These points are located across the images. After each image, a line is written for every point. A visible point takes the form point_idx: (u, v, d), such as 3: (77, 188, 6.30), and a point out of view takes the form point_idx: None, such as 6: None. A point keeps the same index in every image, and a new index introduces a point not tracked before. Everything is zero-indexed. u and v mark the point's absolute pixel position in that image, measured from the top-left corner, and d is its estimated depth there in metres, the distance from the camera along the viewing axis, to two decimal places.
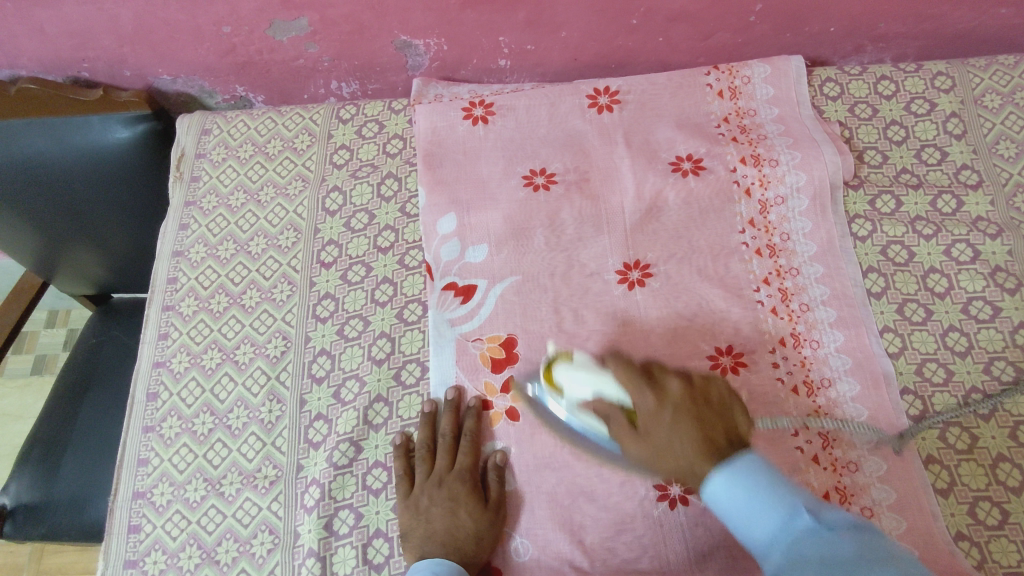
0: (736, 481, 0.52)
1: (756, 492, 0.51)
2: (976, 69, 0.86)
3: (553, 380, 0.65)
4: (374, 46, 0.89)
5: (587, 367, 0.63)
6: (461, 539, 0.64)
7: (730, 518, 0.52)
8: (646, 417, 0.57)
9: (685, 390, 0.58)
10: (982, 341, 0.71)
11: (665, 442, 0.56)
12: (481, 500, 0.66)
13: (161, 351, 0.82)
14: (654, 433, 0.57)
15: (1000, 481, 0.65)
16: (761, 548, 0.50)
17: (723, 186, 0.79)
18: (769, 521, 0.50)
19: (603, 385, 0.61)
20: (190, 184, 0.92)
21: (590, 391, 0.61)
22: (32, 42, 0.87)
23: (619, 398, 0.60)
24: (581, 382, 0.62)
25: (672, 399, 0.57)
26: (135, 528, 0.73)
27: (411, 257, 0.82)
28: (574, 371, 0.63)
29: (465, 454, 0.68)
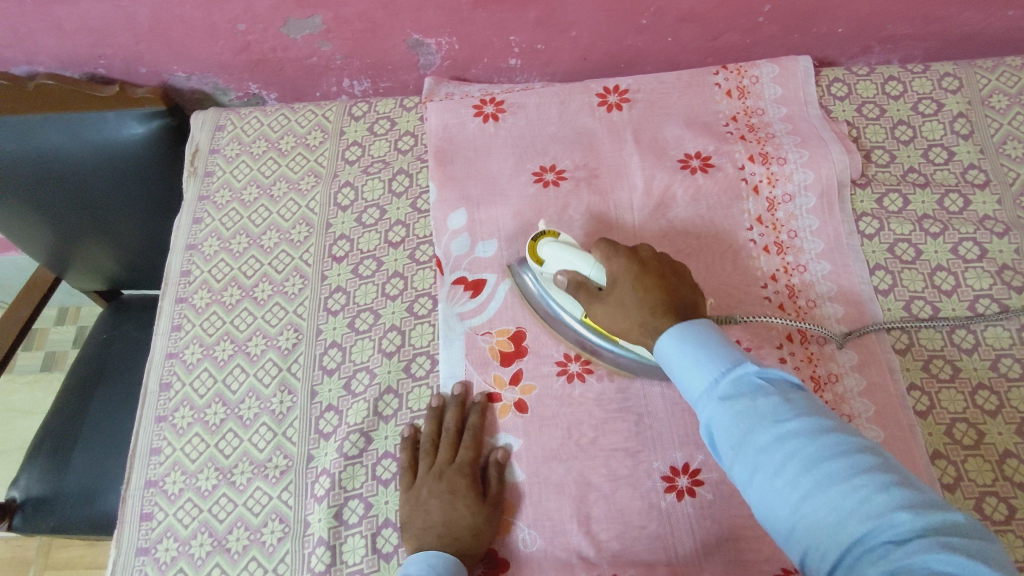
0: (688, 339, 0.56)
1: (702, 349, 0.55)
2: (983, 71, 0.86)
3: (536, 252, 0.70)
4: (387, 44, 0.90)
5: (567, 247, 0.67)
6: (459, 531, 0.63)
7: (674, 371, 0.56)
8: (615, 276, 0.63)
9: (654, 258, 0.64)
10: (989, 339, 0.71)
11: (626, 299, 0.61)
12: (480, 494, 0.65)
13: (174, 342, 0.83)
14: (617, 291, 0.62)
15: (1007, 477, 0.65)
16: (695, 395, 0.54)
17: (731, 183, 0.80)
18: (706, 375, 0.53)
19: (578, 261, 0.65)
20: (204, 179, 0.93)
21: (564, 267, 0.66)
22: (50, 39, 0.89)
23: (593, 271, 0.64)
24: (559, 259, 0.67)
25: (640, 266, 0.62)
26: (147, 516, 0.74)
27: (422, 251, 0.83)
28: (554, 247, 0.67)
29: (467, 448, 0.68)
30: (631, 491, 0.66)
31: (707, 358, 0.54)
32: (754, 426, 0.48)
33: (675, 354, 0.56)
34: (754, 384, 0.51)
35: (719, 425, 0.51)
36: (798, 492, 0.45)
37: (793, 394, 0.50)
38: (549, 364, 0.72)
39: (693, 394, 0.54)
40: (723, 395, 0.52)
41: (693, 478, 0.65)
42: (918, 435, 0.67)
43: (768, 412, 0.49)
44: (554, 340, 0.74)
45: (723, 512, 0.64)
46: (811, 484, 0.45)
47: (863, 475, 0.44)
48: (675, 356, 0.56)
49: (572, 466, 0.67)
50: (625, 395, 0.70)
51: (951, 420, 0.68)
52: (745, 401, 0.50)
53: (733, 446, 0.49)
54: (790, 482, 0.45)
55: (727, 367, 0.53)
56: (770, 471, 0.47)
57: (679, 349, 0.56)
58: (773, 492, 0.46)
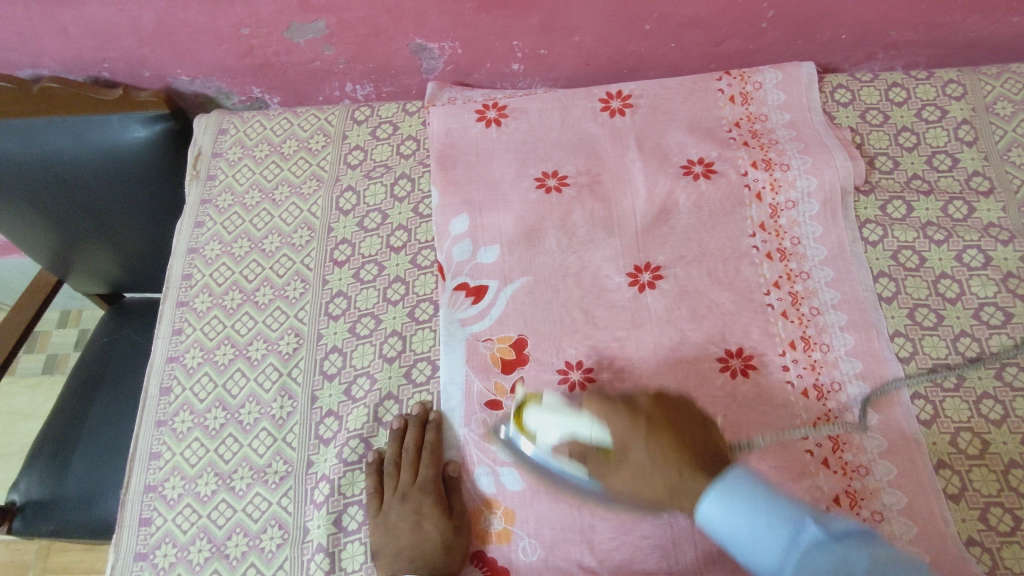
0: (733, 497, 0.52)
1: (753, 508, 0.51)
2: (987, 77, 0.86)
3: (524, 424, 0.63)
4: (390, 49, 0.90)
5: (559, 407, 0.61)
6: (429, 550, 0.64)
7: (731, 543, 0.52)
8: (624, 441, 0.57)
9: (653, 407, 0.59)
10: (994, 347, 0.71)
11: (647, 463, 0.56)
12: (446, 510, 0.66)
13: (175, 346, 0.83)
14: (633, 457, 0.57)
15: (1011, 487, 0.65)
16: (765, 568, 0.50)
17: (734, 190, 0.79)
18: (769, 538, 0.49)
19: (575, 424, 0.59)
20: (206, 182, 0.93)
21: (563, 432, 0.60)
22: (55, 42, 0.89)
23: (595, 433, 0.58)
24: (555, 424, 0.60)
25: (645, 418, 0.58)
26: (146, 521, 0.74)
27: (423, 256, 0.83)
28: (545, 412, 0.61)
29: (427, 467, 0.69)
30: None
31: (762, 516, 0.50)
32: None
33: (725, 519, 0.52)
34: (824, 544, 0.47)
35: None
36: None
37: (871, 548, 0.46)
38: (550, 372, 0.72)
39: (758, 560, 0.50)
40: (796, 562, 0.48)
41: None
42: (921, 446, 0.67)
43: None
44: (555, 346, 0.73)
45: None
46: None
47: None
48: (726, 521, 0.52)
49: None
50: None
51: (955, 429, 0.68)
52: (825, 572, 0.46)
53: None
54: None
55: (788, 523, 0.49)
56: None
57: (727, 513, 0.51)
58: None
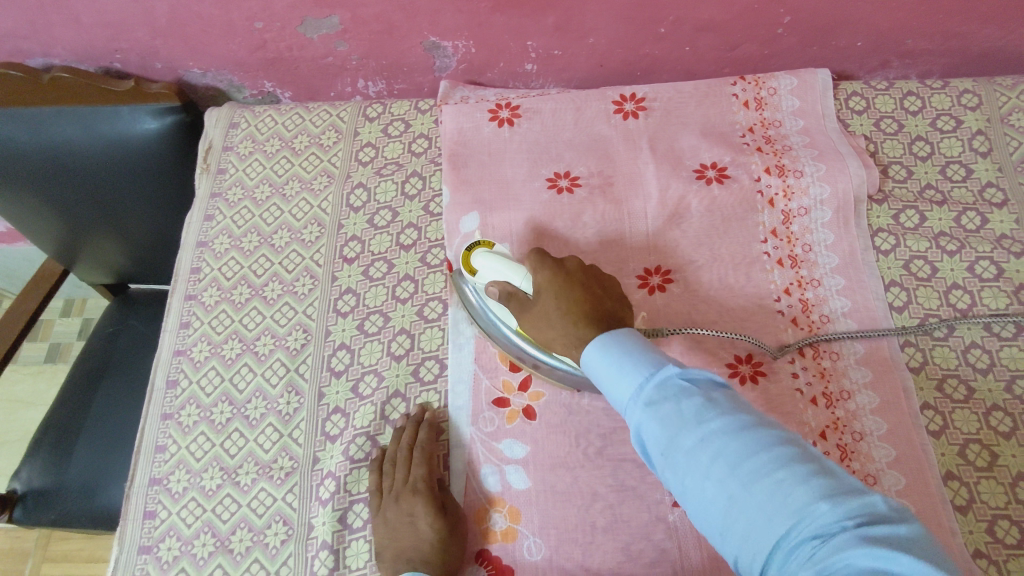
0: (612, 350, 0.55)
1: (626, 357, 0.53)
2: (1003, 88, 0.85)
3: (470, 263, 0.68)
4: (403, 46, 0.90)
5: (502, 258, 0.66)
6: (427, 551, 0.62)
7: (604, 385, 0.55)
8: (540, 285, 0.62)
9: (578, 270, 0.64)
10: (1005, 359, 0.71)
11: (548, 308, 0.61)
12: (440, 508, 0.65)
13: (182, 339, 0.83)
14: (542, 298, 0.62)
15: (1019, 500, 0.64)
16: (624, 404, 0.52)
17: (747, 195, 0.79)
18: (632, 382, 0.52)
19: (511, 273, 0.64)
20: (216, 176, 0.93)
21: (499, 274, 0.65)
22: (68, 32, 0.88)
23: (522, 282, 0.64)
24: (495, 267, 0.66)
25: (564, 273, 0.63)
26: (150, 514, 0.74)
27: (433, 255, 0.83)
28: (491, 255, 0.66)
29: (418, 465, 0.67)
30: (638, 503, 0.65)
31: (633, 364, 0.53)
32: (677, 430, 0.48)
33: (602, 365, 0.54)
34: (678, 386, 0.50)
35: (648, 433, 0.49)
36: (726, 490, 0.45)
37: (715, 393, 0.49)
38: None
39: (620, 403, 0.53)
40: (650, 401, 0.50)
41: None
42: (931, 454, 0.66)
43: (693, 415, 0.48)
44: None
45: None
46: (739, 484, 0.44)
47: (786, 464, 0.44)
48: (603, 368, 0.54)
49: (578, 477, 0.67)
50: None
51: (964, 440, 0.67)
52: (670, 407, 0.49)
53: (663, 452, 0.48)
54: (719, 484, 0.45)
55: (652, 370, 0.52)
56: (698, 472, 0.46)
57: (606, 360, 0.54)
58: (706, 493, 0.46)
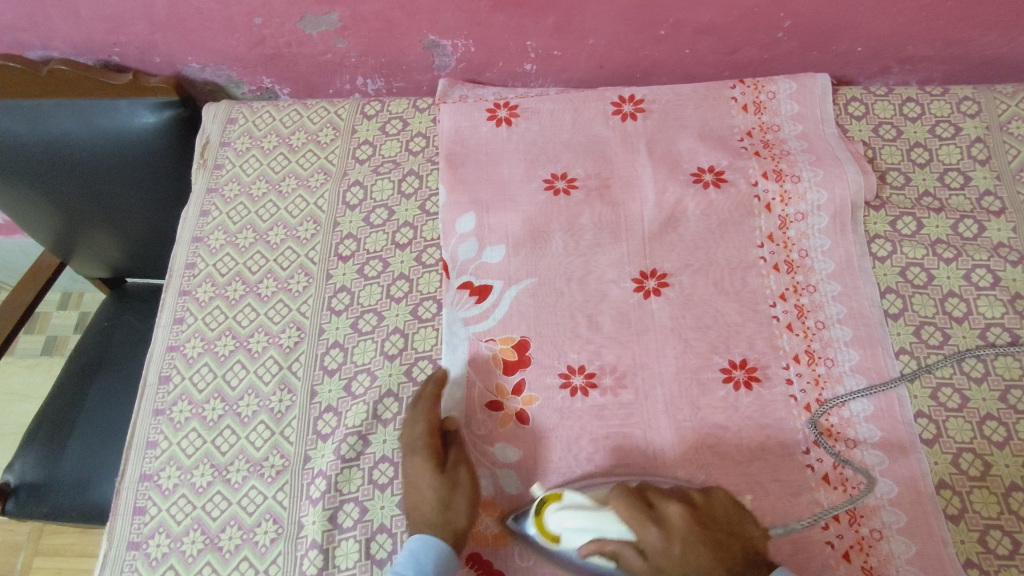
0: None
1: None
2: (1003, 96, 0.85)
3: (546, 530, 0.61)
4: (402, 44, 0.90)
5: (584, 508, 0.60)
6: (427, 511, 0.64)
7: None
8: (659, 560, 0.57)
9: (684, 519, 0.58)
10: (1000, 368, 0.70)
11: None
12: (438, 467, 0.65)
13: (176, 335, 0.82)
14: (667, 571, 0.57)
15: (1012, 511, 0.64)
16: None
17: (745, 200, 0.79)
18: None
19: (605, 527, 0.58)
20: (212, 171, 0.93)
21: (591, 536, 0.59)
22: (67, 24, 0.88)
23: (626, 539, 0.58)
24: (585, 529, 0.59)
25: (675, 532, 0.57)
26: (140, 510, 0.73)
27: (428, 254, 0.82)
28: (570, 514, 0.59)
29: (420, 423, 0.67)
30: None
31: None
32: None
33: None
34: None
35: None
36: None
37: None
38: (552, 376, 0.72)
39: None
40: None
41: None
42: (922, 462, 0.66)
43: None
44: (559, 351, 0.73)
45: None
46: None
47: None
48: None
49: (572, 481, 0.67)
50: (628, 409, 0.70)
51: (957, 449, 0.67)
52: None
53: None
54: None
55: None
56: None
57: None
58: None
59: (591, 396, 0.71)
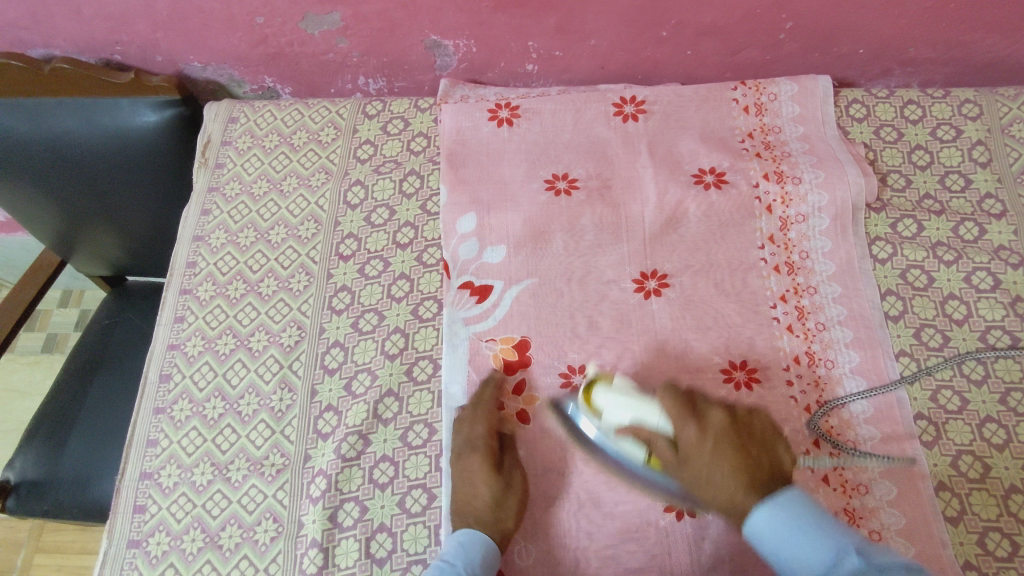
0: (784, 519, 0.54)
1: (804, 527, 0.53)
2: (1004, 99, 0.85)
3: (590, 400, 0.65)
4: (404, 44, 0.90)
5: (628, 392, 0.63)
6: (479, 508, 0.64)
7: (781, 552, 0.53)
8: (688, 447, 0.59)
9: (726, 423, 0.60)
10: (999, 371, 0.70)
11: (709, 475, 0.57)
12: (496, 468, 0.66)
13: (177, 334, 0.83)
14: (693, 461, 0.59)
15: (1011, 513, 0.64)
16: None
17: (745, 201, 0.79)
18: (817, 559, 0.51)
19: (645, 410, 0.62)
20: (214, 170, 0.93)
21: (629, 417, 0.62)
22: (69, 22, 0.88)
23: (662, 426, 0.61)
24: (625, 408, 0.62)
25: (713, 430, 0.59)
26: (141, 508, 0.73)
27: (429, 254, 0.83)
28: (614, 393, 0.63)
29: (481, 422, 0.68)
30: (629, 507, 0.66)
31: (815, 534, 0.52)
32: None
33: (778, 538, 0.53)
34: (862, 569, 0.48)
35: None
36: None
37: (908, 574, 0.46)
38: (553, 376, 0.72)
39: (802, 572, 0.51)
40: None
41: None
42: (922, 464, 0.66)
43: None
44: (559, 351, 0.73)
45: (722, 534, 0.64)
46: None
47: None
48: (778, 541, 0.53)
49: (572, 481, 0.67)
50: None
51: (956, 451, 0.67)
52: None
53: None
54: None
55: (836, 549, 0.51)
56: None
57: (778, 528, 0.53)
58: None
59: None
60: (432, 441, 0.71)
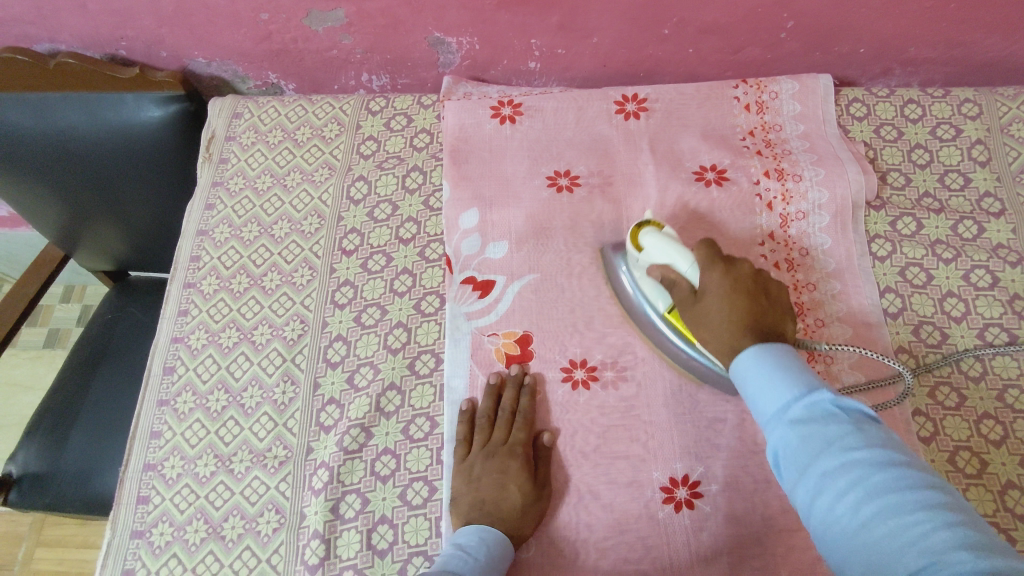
0: (765, 359, 0.54)
1: (779, 369, 0.53)
2: (1004, 99, 0.86)
3: (637, 239, 0.69)
4: (408, 41, 0.90)
5: (671, 241, 0.66)
6: (507, 511, 0.64)
7: (749, 389, 0.54)
8: (708, 288, 0.61)
9: (751, 277, 0.61)
10: (997, 367, 0.71)
11: (715, 313, 0.60)
12: (531, 477, 0.66)
13: (180, 327, 0.83)
14: (707, 299, 0.61)
15: (1007, 508, 0.65)
16: (765, 415, 0.52)
17: (746, 198, 0.79)
18: (782, 395, 0.51)
19: (678, 257, 0.64)
20: (218, 165, 0.93)
21: (663, 260, 0.65)
22: (74, 18, 0.89)
23: (689, 272, 0.63)
24: (661, 249, 0.66)
25: (735, 280, 0.61)
26: (144, 499, 0.74)
27: (431, 249, 0.83)
28: (656, 239, 0.66)
29: (519, 430, 0.69)
30: (628, 500, 0.66)
31: (783, 375, 0.52)
32: (820, 448, 0.46)
33: (753, 371, 0.54)
34: (828, 413, 0.49)
35: (786, 449, 0.49)
36: (858, 520, 0.42)
37: (869, 425, 0.47)
38: (554, 370, 0.73)
39: (763, 407, 0.52)
40: (798, 416, 0.49)
41: (692, 490, 0.66)
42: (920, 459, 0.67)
43: (839, 439, 0.46)
44: (560, 345, 0.74)
45: (720, 527, 0.64)
46: (873, 512, 0.42)
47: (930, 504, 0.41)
48: (753, 373, 0.54)
49: (572, 474, 0.68)
50: (628, 403, 0.70)
51: (954, 447, 0.68)
52: (817, 425, 0.48)
53: (797, 470, 0.47)
54: (851, 508, 0.43)
55: (801, 388, 0.51)
56: (829, 499, 0.44)
57: (756, 366, 0.54)
58: (837, 518, 0.43)
59: (592, 391, 0.71)
60: (435, 434, 0.72)
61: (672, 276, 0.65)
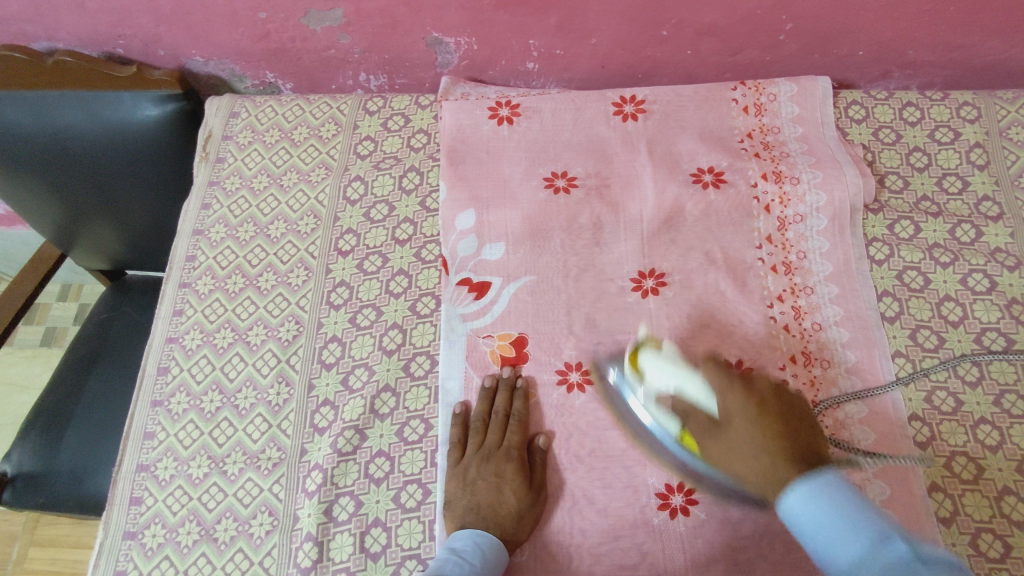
0: (827, 500, 0.52)
1: (846, 516, 0.51)
2: (1003, 102, 0.85)
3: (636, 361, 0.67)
4: (406, 41, 0.90)
5: (676, 358, 0.65)
6: (503, 516, 0.64)
7: (818, 537, 0.51)
8: (732, 414, 0.61)
9: (772, 392, 0.62)
10: (994, 372, 0.71)
11: (745, 441, 0.59)
12: (526, 480, 0.66)
13: (175, 327, 0.83)
14: (734, 426, 0.60)
15: (1003, 514, 0.64)
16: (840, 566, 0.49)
17: (743, 201, 0.79)
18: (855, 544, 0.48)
19: (688, 381, 0.63)
20: (214, 165, 0.93)
21: (671, 384, 0.64)
22: (71, 16, 0.88)
23: (703, 399, 0.62)
24: (668, 374, 0.64)
25: (756, 395, 0.61)
26: (137, 500, 0.74)
27: (427, 251, 0.83)
28: (660, 360, 0.65)
29: (513, 433, 0.69)
30: (623, 505, 0.66)
31: (853, 519, 0.50)
32: None
33: (820, 516, 0.52)
34: (906, 561, 0.45)
35: None
36: None
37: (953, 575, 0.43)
38: (550, 373, 0.72)
39: (836, 559, 0.49)
40: (874, 565, 0.47)
41: (688, 496, 0.65)
42: (917, 466, 0.66)
43: None
44: (556, 348, 0.73)
45: (715, 532, 0.64)
46: None
47: None
48: (820, 518, 0.52)
49: (567, 478, 0.68)
50: (624, 407, 0.70)
51: (950, 452, 0.67)
52: None
53: None
54: None
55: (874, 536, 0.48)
56: None
57: (821, 509, 0.52)
58: None
59: (588, 394, 0.71)
60: (429, 437, 0.72)
61: (684, 403, 0.64)
